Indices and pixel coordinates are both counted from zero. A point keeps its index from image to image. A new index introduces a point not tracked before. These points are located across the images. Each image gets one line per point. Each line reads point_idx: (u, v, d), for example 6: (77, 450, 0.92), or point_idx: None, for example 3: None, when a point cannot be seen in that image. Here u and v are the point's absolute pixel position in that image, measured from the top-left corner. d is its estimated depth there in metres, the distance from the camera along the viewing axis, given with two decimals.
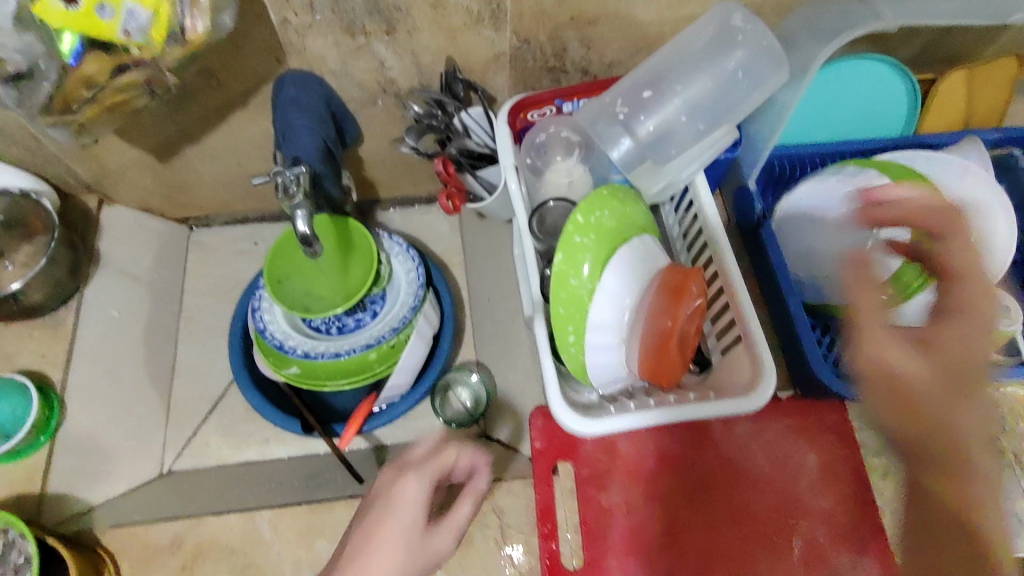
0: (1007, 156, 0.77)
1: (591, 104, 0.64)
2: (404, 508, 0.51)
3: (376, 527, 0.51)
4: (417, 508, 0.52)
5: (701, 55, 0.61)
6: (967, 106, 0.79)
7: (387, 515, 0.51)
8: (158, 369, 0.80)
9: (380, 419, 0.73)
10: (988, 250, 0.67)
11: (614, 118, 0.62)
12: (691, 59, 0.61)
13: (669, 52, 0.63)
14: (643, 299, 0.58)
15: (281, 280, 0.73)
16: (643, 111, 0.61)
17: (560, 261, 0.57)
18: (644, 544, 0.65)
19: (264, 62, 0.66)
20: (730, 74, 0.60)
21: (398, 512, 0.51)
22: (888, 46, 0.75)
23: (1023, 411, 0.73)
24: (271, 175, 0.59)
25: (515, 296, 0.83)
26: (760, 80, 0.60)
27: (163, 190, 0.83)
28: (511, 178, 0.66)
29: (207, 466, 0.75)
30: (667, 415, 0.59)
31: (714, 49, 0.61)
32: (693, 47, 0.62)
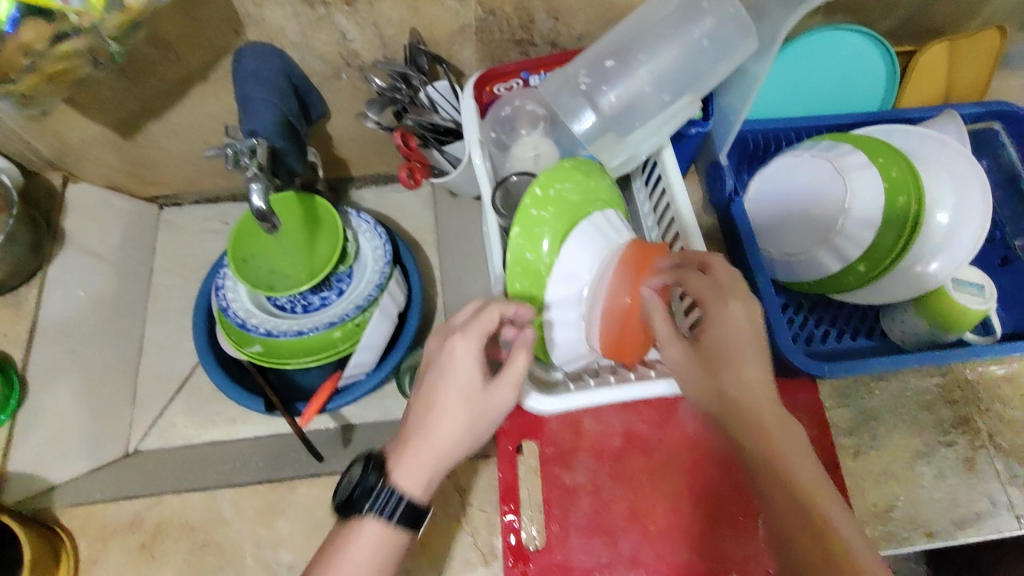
0: (988, 131, 0.75)
1: (554, 75, 0.63)
2: (455, 368, 0.50)
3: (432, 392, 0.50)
4: (470, 369, 0.50)
5: (666, 24, 0.60)
6: (947, 79, 0.77)
7: (439, 379, 0.50)
8: (127, 349, 0.81)
9: (345, 397, 0.72)
10: (960, 232, 0.64)
11: (577, 89, 0.61)
12: (657, 29, 0.60)
13: (635, 20, 0.61)
14: (604, 274, 0.56)
15: (245, 259, 0.72)
16: (606, 82, 0.60)
17: (516, 235, 0.58)
18: (607, 524, 0.64)
19: (222, 33, 0.65)
20: (696, 42, 0.59)
21: (450, 374, 0.50)
22: (869, 18, 0.73)
23: (999, 391, 0.72)
24: (222, 147, 0.58)
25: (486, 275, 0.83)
26: (727, 49, 0.59)
27: (127, 166, 0.81)
28: (474, 152, 0.65)
29: (172, 447, 0.77)
30: (626, 393, 0.58)
31: (680, 18, 0.60)
32: (660, 15, 0.60)
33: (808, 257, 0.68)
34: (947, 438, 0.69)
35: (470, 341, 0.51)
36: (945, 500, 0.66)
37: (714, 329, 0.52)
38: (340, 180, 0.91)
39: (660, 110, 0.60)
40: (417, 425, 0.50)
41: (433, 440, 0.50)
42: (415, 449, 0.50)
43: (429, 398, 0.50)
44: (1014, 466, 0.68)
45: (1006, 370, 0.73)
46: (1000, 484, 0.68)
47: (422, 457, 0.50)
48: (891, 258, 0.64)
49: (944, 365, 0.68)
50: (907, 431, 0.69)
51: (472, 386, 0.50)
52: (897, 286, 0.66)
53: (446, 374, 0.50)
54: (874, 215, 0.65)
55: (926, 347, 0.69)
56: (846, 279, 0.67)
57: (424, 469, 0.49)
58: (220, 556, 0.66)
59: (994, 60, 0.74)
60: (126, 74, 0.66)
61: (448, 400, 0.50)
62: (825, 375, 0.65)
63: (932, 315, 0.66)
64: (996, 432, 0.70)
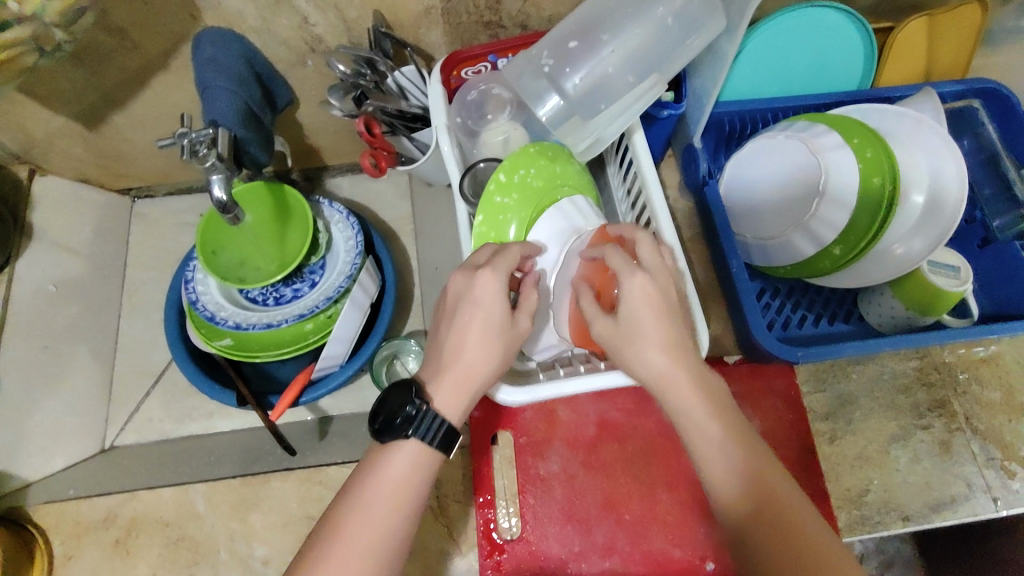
0: (969, 109, 0.74)
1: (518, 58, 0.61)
2: (483, 303, 0.51)
3: (465, 326, 0.51)
4: (499, 300, 0.51)
5: (629, 3, 0.59)
6: (928, 55, 0.75)
7: (470, 313, 0.50)
8: (102, 344, 0.80)
9: (318, 390, 0.70)
10: (936, 210, 0.63)
11: (540, 71, 0.59)
12: (620, 8, 0.59)
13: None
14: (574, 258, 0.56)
15: (215, 252, 0.71)
16: (570, 63, 0.58)
17: (480, 224, 0.57)
18: (582, 512, 0.64)
19: (178, 19, 0.63)
20: (660, 21, 0.58)
21: (482, 307, 0.50)
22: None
23: (978, 373, 0.71)
24: (176, 137, 0.56)
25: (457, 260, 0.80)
26: (693, 27, 0.57)
27: (98, 159, 0.80)
28: (443, 138, 0.64)
29: (148, 441, 0.76)
30: (596, 381, 0.56)
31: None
32: None
33: (787, 239, 0.66)
34: (923, 422, 0.69)
35: (497, 278, 0.51)
36: (919, 483, 0.66)
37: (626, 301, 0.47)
38: (314, 170, 0.89)
39: (626, 92, 0.59)
40: (452, 355, 0.51)
41: (467, 367, 0.51)
42: (452, 378, 0.51)
43: (461, 332, 0.51)
44: (991, 449, 0.68)
45: (984, 352, 0.72)
46: (976, 467, 0.67)
47: (458, 383, 0.51)
48: (869, 238, 0.63)
49: (922, 348, 0.67)
50: (883, 415, 0.69)
51: (496, 316, 0.51)
52: (872, 267, 0.66)
53: (477, 305, 0.50)
54: (849, 196, 0.64)
55: (904, 331, 0.68)
56: (823, 262, 0.66)
57: (463, 395, 0.51)
58: (194, 551, 0.66)
59: (974, 36, 0.73)
60: (84, 62, 0.65)
61: (480, 332, 0.50)
62: (800, 361, 0.64)
63: (908, 298, 0.66)
64: (974, 415, 0.69)
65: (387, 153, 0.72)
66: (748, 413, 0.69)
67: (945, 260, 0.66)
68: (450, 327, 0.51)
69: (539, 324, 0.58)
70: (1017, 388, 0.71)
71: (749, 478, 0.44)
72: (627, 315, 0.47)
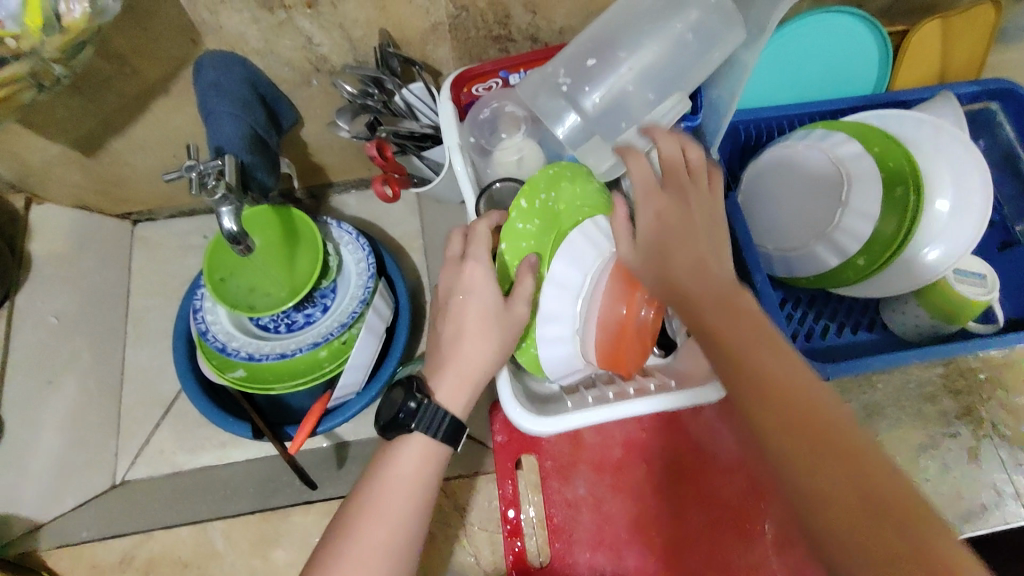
0: (986, 111, 0.73)
1: (532, 76, 0.59)
2: (474, 291, 0.53)
3: (461, 315, 0.52)
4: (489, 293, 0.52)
5: (644, 17, 0.57)
6: (942, 57, 0.74)
7: (465, 306, 0.52)
8: (106, 372, 0.76)
9: (335, 419, 0.69)
10: (961, 218, 0.62)
11: (557, 90, 0.58)
12: (635, 23, 0.57)
13: (614, 14, 0.58)
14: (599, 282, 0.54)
15: (223, 279, 0.68)
16: (587, 82, 0.57)
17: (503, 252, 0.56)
18: (612, 536, 0.63)
19: (179, 43, 0.61)
20: (676, 36, 0.56)
21: (473, 296, 0.52)
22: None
23: (1003, 377, 0.71)
24: (184, 170, 0.54)
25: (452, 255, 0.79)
26: (714, 41, 0.55)
27: (98, 186, 0.77)
28: (456, 158, 0.62)
29: (161, 475, 0.73)
30: (628, 408, 0.55)
31: (659, 10, 0.56)
32: (641, 9, 0.57)
33: (810, 252, 0.66)
34: (949, 430, 0.68)
35: (482, 263, 0.53)
36: (948, 493, 0.66)
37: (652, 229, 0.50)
38: (319, 187, 0.87)
39: (646, 109, 0.58)
40: (451, 351, 0.52)
41: (465, 359, 0.52)
42: (453, 371, 0.52)
43: (457, 321, 0.52)
44: (1018, 455, 0.68)
45: (1009, 356, 0.71)
46: (1005, 474, 0.67)
47: (455, 376, 0.52)
48: (894, 250, 0.62)
49: (948, 358, 0.66)
50: (908, 424, 0.68)
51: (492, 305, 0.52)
52: (900, 278, 0.64)
53: (471, 297, 0.53)
54: (873, 206, 0.63)
55: (928, 339, 0.67)
56: (849, 274, 0.65)
57: (467, 388, 0.51)
58: None
59: (988, 36, 0.72)
60: (82, 91, 0.62)
61: (477, 321, 0.52)
62: (829, 377, 0.63)
63: (933, 307, 0.65)
64: (999, 421, 0.69)
65: (399, 175, 0.72)
66: None
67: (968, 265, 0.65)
68: (453, 325, 0.53)
69: (566, 351, 0.56)
70: None
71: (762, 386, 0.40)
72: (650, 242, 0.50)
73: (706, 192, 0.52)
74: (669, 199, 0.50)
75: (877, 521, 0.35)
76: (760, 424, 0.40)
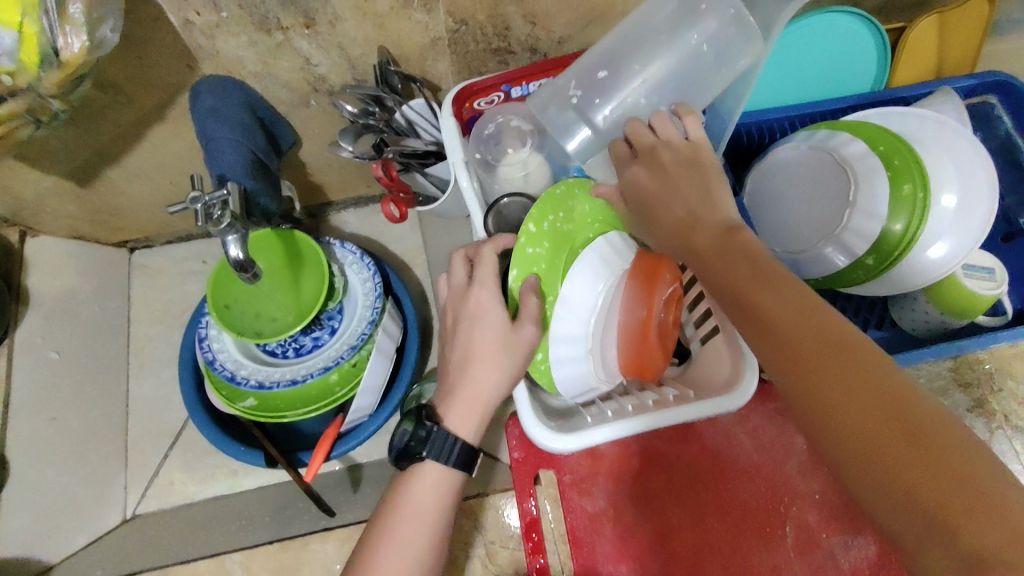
0: (985, 105, 0.73)
1: (542, 89, 0.59)
2: (484, 316, 0.52)
3: (471, 340, 0.51)
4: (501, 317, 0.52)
5: (656, 30, 0.56)
6: (938, 53, 0.75)
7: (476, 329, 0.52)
8: (112, 408, 0.76)
9: (348, 442, 0.68)
10: (968, 212, 0.63)
11: (567, 103, 0.58)
12: (646, 36, 0.57)
13: (629, 25, 0.57)
14: (615, 292, 0.55)
15: (228, 305, 0.67)
16: (599, 94, 0.57)
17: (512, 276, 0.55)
18: (635, 548, 0.62)
19: (174, 69, 0.60)
20: (682, 52, 0.56)
21: (482, 321, 0.51)
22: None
23: (1012, 367, 0.71)
24: (188, 202, 0.53)
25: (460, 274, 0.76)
26: (729, 52, 0.55)
27: (93, 216, 0.76)
28: (462, 175, 0.62)
29: (174, 507, 0.73)
30: (647, 421, 0.53)
31: (670, 23, 0.56)
32: (657, 19, 0.56)
33: (819, 253, 0.66)
34: (963, 424, 0.69)
35: (489, 289, 0.53)
36: None
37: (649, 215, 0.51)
38: (319, 206, 0.87)
39: None
40: (462, 375, 0.51)
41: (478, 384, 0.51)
42: (467, 395, 0.50)
43: (469, 344, 0.51)
44: None
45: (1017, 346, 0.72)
46: (1019, 464, 0.68)
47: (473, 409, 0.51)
48: (905, 245, 0.62)
49: (961, 354, 0.67)
50: None
51: (504, 327, 0.51)
52: (915, 278, 0.65)
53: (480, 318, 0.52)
54: (881, 203, 0.63)
55: (938, 334, 0.68)
56: (864, 275, 0.65)
57: (487, 416, 0.51)
58: None
59: (982, 29, 0.72)
60: (76, 123, 0.61)
61: (488, 344, 0.51)
62: None
63: (943, 303, 0.65)
64: (1012, 412, 0.70)
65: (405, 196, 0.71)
66: (792, 429, 0.65)
67: (978, 258, 0.66)
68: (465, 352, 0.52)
69: (584, 368, 0.56)
70: None
71: (782, 320, 0.40)
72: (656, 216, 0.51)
73: (686, 149, 0.51)
74: (649, 172, 0.51)
75: (917, 455, 0.34)
76: (785, 370, 0.39)
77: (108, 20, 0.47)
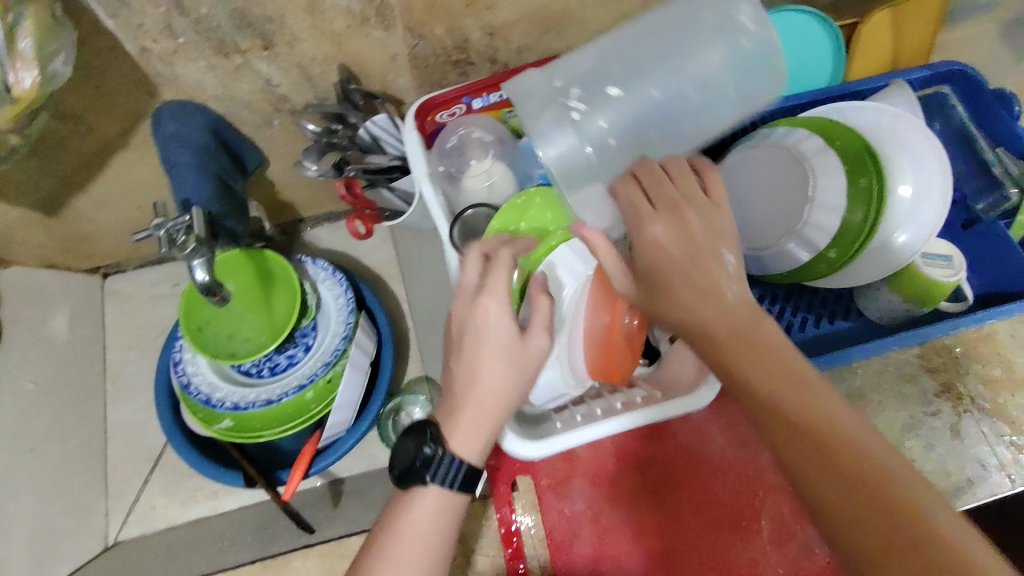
0: (938, 94, 0.74)
1: (536, 87, 0.53)
2: (489, 330, 0.51)
3: (475, 357, 0.50)
4: (504, 330, 0.51)
5: (665, 48, 0.52)
6: (894, 46, 0.77)
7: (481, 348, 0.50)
8: (91, 434, 0.76)
9: (327, 458, 0.68)
10: (923, 203, 0.64)
11: (565, 113, 0.52)
12: (648, 59, 0.53)
13: (652, 36, 0.53)
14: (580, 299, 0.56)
15: (201, 328, 0.68)
16: (600, 113, 0.52)
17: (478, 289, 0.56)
18: (614, 551, 0.63)
19: (134, 96, 0.61)
20: (681, 85, 0.52)
21: (487, 337, 0.50)
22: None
23: (974, 350, 0.73)
24: (151, 229, 0.53)
25: (435, 288, 0.77)
26: (746, 94, 0.52)
27: (62, 244, 0.76)
28: (426, 186, 0.63)
29: (154, 531, 0.73)
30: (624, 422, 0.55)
31: (673, 47, 0.52)
32: (684, 37, 0.52)
33: (782, 249, 0.67)
34: (931, 409, 0.70)
35: (498, 298, 0.51)
36: (936, 471, 0.67)
37: (641, 261, 0.47)
38: (291, 223, 0.87)
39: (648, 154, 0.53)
40: (464, 389, 0.50)
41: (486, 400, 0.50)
42: (471, 416, 0.50)
43: (469, 363, 0.50)
44: (999, 426, 0.70)
45: (979, 329, 0.74)
46: (988, 447, 0.69)
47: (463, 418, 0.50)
48: (860, 240, 0.64)
49: (925, 340, 0.68)
50: (891, 406, 0.70)
51: (509, 341, 0.50)
52: (876, 268, 0.66)
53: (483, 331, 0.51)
54: (837, 199, 0.64)
55: (904, 321, 0.70)
56: (824, 267, 0.66)
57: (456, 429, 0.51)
58: None
59: (935, 20, 0.75)
60: (39, 153, 0.61)
61: (492, 360, 0.50)
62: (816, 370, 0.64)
63: (905, 291, 0.66)
64: (978, 394, 0.71)
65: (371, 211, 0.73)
66: None
67: (939, 248, 0.67)
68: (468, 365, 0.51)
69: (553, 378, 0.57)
70: (1014, 363, 0.73)
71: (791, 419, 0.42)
72: (648, 269, 0.47)
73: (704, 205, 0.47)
74: (666, 223, 0.46)
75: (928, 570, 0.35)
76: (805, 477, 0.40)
77: (61, 54, 0.48)
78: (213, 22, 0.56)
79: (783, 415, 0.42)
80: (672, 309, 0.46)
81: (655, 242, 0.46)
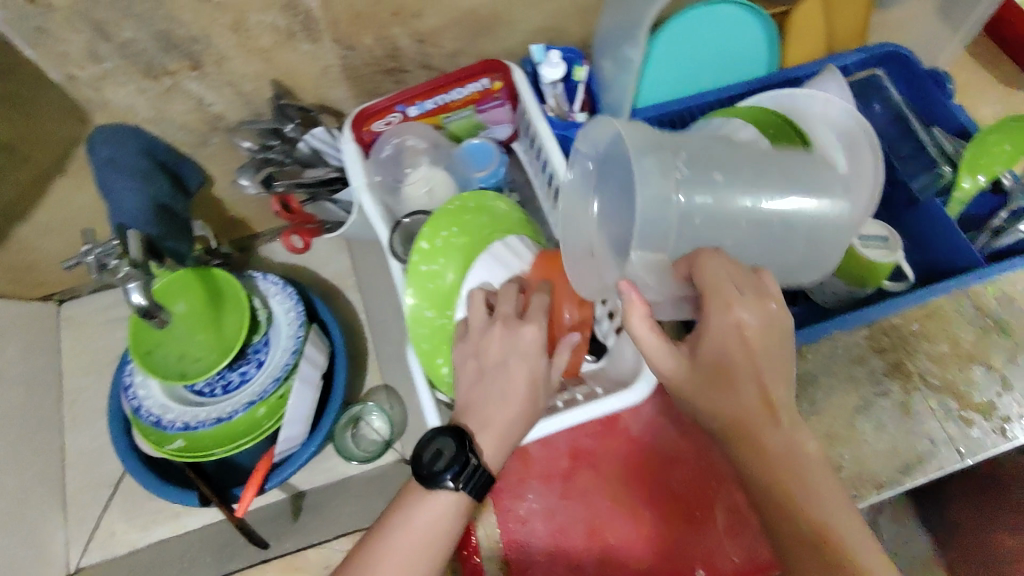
0: (873, 78, 0.77)
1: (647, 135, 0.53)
2: (529, 353, 0.51)
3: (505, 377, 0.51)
4: (535, 353, 0.51)
5: (757, 176, 0.57)
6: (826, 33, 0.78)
7: (510, 366, 0.51)
8: (50, 462, 0.76)
9: (282, 473, 0.68)
10: (857, 187, 0.64)
11: (671, 172, 0.53)
12: (757, 175, 0.57)
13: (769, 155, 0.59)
14: None
15: (150, 351, 0.68)
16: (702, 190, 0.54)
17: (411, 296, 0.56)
18: (571, 550, 0.63)
19: (66, 124, 0.61)
20: (756, 202, 0.57)
21: (530, 357, 0.51)
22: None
23: (919, 327, 0.74)
24: (79, 256, 0.54)
25: (389, 295, 0.77)
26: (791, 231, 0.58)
27: (11, 275, 0.76)
28: (364, 198, 0.64)
29: (115, 556, 0.73)
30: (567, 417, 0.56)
31: (775, 168, 0.58)
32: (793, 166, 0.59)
33: None
34: (881, 389, 0.71)
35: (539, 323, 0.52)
36: (886, 449, 0.68)
37: (711, 345, 0.48)
38: (245, 239, 0.88)
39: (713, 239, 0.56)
40: (492, 406, 0.50)
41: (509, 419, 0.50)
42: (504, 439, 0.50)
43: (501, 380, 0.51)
44: (948, 402, 0.70)
45: (925, 307, 0.75)
46: (937, 422, 0.69)
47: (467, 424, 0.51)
48: None
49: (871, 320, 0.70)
50: (840, 387, 0.71)
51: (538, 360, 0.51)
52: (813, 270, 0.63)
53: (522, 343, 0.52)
54: None
55: (847, 302, 0.71)
56: None
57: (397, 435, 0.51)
58: None
59: (865, 7, 0.76)
60: None
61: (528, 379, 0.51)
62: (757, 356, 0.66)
63: (848, 275, 0.67)
64: (926, 371, 0.72)
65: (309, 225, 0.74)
66: None
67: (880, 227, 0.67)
68: (477, 378, 0.52)
69: None
70: (960, 338, 0.74)
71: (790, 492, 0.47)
72: (717, 351, 0.48)
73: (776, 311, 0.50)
74: (753, 309, 0.48)
75: None
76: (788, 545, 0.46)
77: None
78: (138, 46, 0.57)
79: (791, 516, 0.46)
80: (725, 399, 0.48)
81: (738, 332, 0.48)
